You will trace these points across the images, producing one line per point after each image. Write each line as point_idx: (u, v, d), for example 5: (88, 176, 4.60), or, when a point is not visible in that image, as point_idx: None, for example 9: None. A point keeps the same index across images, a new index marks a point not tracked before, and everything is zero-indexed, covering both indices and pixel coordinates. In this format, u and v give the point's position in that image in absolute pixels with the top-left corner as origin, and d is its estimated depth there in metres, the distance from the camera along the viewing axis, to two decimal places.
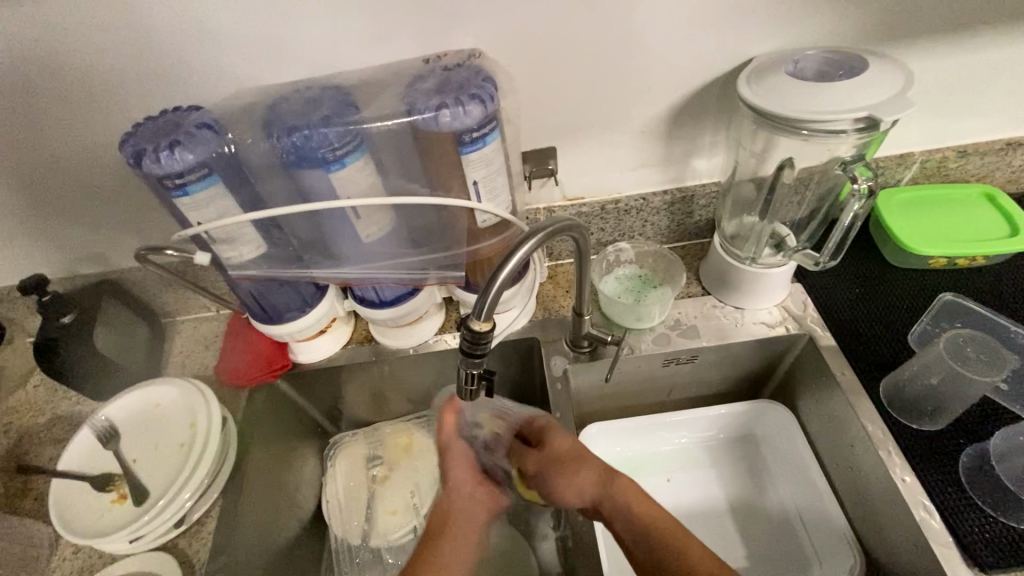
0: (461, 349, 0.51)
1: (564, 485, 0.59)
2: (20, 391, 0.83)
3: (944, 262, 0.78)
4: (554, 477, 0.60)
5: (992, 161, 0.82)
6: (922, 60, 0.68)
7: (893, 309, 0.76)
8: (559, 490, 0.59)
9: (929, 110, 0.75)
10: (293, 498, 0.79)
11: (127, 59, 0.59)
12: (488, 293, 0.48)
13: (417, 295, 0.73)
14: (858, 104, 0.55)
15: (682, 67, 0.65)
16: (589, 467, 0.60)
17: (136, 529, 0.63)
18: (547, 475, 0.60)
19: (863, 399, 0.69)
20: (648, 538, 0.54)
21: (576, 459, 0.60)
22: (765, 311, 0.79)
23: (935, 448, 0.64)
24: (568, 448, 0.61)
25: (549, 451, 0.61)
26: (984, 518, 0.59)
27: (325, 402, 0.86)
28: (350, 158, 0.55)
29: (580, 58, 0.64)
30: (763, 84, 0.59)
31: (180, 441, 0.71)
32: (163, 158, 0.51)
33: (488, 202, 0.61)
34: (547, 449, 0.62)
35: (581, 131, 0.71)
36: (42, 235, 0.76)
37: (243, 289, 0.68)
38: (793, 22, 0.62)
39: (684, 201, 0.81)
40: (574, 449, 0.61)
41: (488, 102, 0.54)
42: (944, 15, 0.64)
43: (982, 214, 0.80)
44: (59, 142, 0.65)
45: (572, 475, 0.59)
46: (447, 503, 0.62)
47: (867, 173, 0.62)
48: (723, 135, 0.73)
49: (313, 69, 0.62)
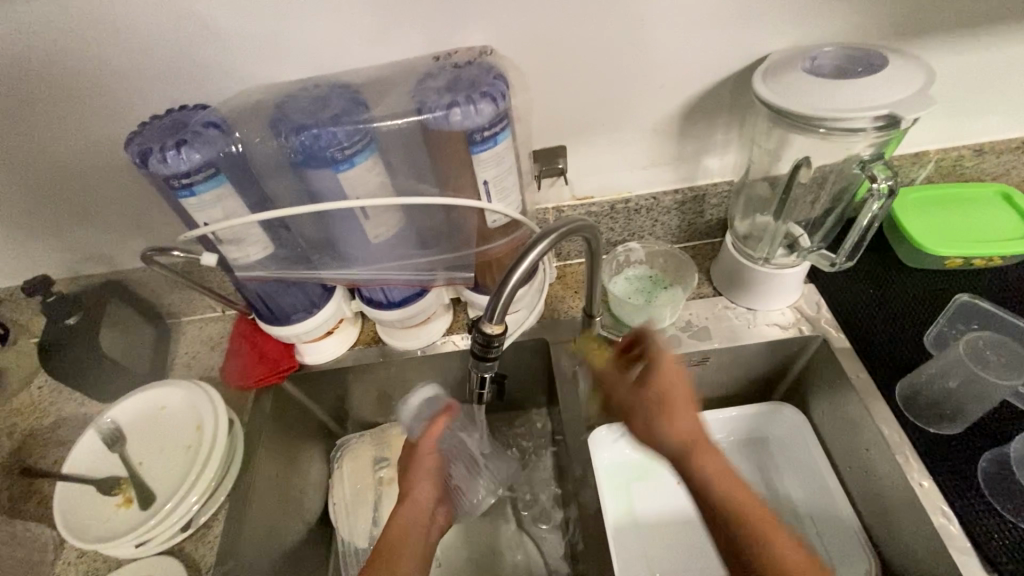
0: (472, 352, 0.50)
1: (666, 429, 0.51)
2: (25, 393, 0.82)
3: (961, 262, 0.77)
4: (656, 419, 0.51)
5: (1008, 160, 0.80)
6: (940, 56, 0.67)
7: (908, 310, 0.75)
8: (657, 431, 0.51)
9: (946, 108, 0.73)
10: (299, 501, 0.79)
11: (132, 57, 0.58)
12: (500, 295, 0.47)
13: (425, 296, 0.73)
14: (878, 101, 0.54)
15: (695, 64, 0.64)
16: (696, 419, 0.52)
17: (143, 532, 0.62)
18: (645, 407, 0.52)
19: (878, 402, 0.68)
20: (733, 516, 0.48)
21: (687, 410, 0.51)
22: (777, 312, 0.78)
23: (953, 452, 0.63)
24: (684, 396, 0.52)
25: (667, 387, 0.52)
26: (1004, 524, 0.58)
27: (332, 403, 0.85)
28: (359, 158, 0.54)
29: (592, 55, 0.62)
30: (779, 81, 0.58)
31: (187, 443, 0.71)
32: (170, 158, 0.50)
33: (498, 202, 0.60)
34: (657, 389, 0.52)
35: (592, 130, 0.70)
36: (46, 235, 0.75)
37: (251, 290, 0.67)
38: (808, 18, 0.61)
39: (696, 200, 0.79)
40: (687, 397, 0.52)
41: (499, 101, 0.53)
42: (964, 11, 0.62)
43: (998, 214, 0.78)
44: (63, 141, 0.65)
45: (679, 425, 0.51)
46: (406, 512, 0.63)
47: (886, 172, 0.61)
48: (735, 133, 0.72)
49: (320, 67, 0.61)
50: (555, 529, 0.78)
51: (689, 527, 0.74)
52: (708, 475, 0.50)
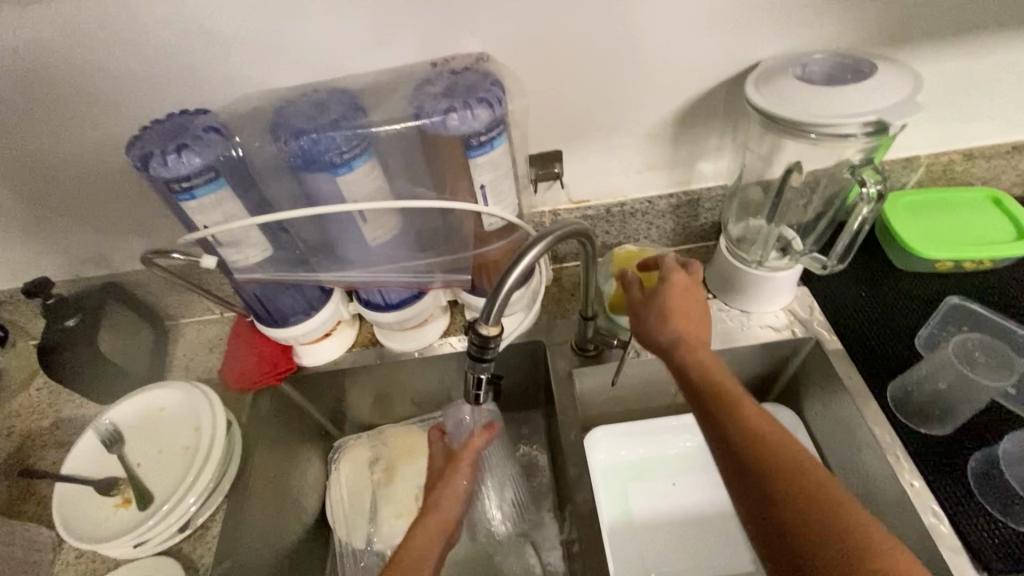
0: (468, 353, 0.51)
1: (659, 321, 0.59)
2: (24, 394, 0.83)
3: (950, 265, 0.78)
4: (653, 315, 0.59)
5: (998, 164, 0.81)
6: (930, 63, 0.68)
7: (899, 312, 0.76)
8: (652, 322, 0.59)
9: (936, 114, 0.74)
10: (297, 502, 0.79)
11: (134, 62, 0.59)
12: (496, 298, 0.48)
13: (422, 298, 0.73)
14: (867, 108, 0.55)
15: (689, 70, 0.65)
16: (694, 320, 0.59)
17: (140, 533, 0.63)
18: (646, 305, 0.60)
19: (869, 403, 0.69)
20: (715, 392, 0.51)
21: (687, 310, 0.59)
22: (771, 314, 0.79)
23: (943, 453, 0.64)
24: (687, 299, 0.60)
25: (671, 288, 0.60)
26: (992, 523, 0.59)
27: (330, 405, 0.86)
28: (358, 162, 0.54)
29: (588, 61, 0.63)
30: (771, 87, 0.59)
31: (185, 445, 0.71)
32: (170, 161, 0.51)
33: (494, 206, 0.61)
34: (661, 292, 0.60)
35: (587, 134, 0.71)
36: (46, 238, 0.75)
37: (249, 292, 0.68)
38: (800, 26, 0.62)
39: (690, 204, 0.80)
40: (688, 303, 0.59)
41: (496, 106, 0.54)
42: (952, 19, 0.64)
43: (987, 217, 0.80)
44: (63, 145, 0.65)
45: (675, 318, 0.58)
46: (437, 503, 0.65)
47: (875, 177, 0.62)
48: (729, 138, 0.73)
49: (319, 72, 0.62)
50: (552, 529, 0.78)
51: (683, 527, 0.75)
52: (696, 359, 0.55)
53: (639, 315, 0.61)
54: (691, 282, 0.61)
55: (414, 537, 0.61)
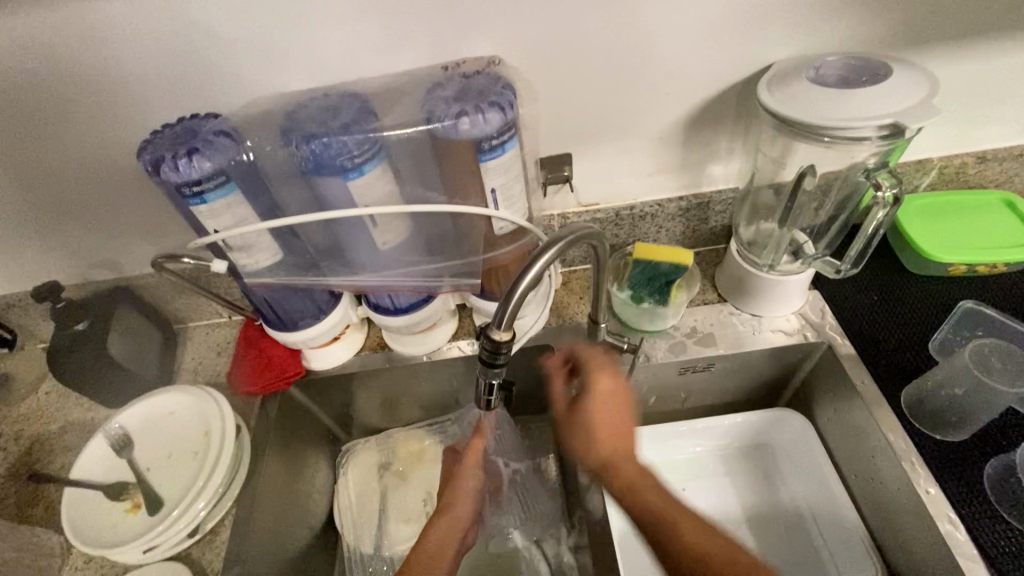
0: (481, 358, 0.51)
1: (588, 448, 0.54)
2: (32, 398, 0.83)
3: (964, 269, 0.77)
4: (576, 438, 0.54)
5: (1011, 167, 0.81)
6: (944, 65, 0.67)
7: (912, 317, 0.75)
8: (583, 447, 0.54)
9: (949, 116, 0.74)
10: (305, 507, 0.79)
11: (144, 65, 0.58)
12: (508, 303, 0.47)
13: (431, 303, 0.73)
14: (882, 110, 0.54)
15: (701, 72, 0.65)
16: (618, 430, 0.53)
17: (150, 538, 0.62)
18: (570, 426, 0.55)
19: (884, 409, 0.68)
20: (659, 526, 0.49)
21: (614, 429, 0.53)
22: (782, 318, 0.78)
23: (958, 459, 0.63)
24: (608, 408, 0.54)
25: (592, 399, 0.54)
26: (1010, 531, 0.58)
27: (338, 409, 0.85)
28: (369, 166, 0.54)
29: (599, 64, 0.63)
30: (785, 90, 0.59)
31: (194, 449, 0.71)
32: (181, 165, 0.50)
33: (505, 210, 0.60)
34: (583, 412, 0.54)
35: (597, 138, 0.71)
36: (55, 241, 0.75)
37: (259, 296, 0.68)
38: (813, 27, 0.61)
39: (700, 207, 0.80)
40: (615, 416, 0.53)
41: (507, 110, 0.54)
42: (966, 22, 0.63)
43: (1001, 220, 0.79)
44: (74, 149, 0.65)
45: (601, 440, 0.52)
46: (447, 508, 0.66)
47: (890, 180, 0.61)
48: (740, 141, 0.73)
49: (330, 76, 0.62)
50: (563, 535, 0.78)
51: None
52: (626, 488, 0.51)
53: (566, 436, 0.55)
54: (613, 382, 0.54)
55: (424, 543, 0.62)
